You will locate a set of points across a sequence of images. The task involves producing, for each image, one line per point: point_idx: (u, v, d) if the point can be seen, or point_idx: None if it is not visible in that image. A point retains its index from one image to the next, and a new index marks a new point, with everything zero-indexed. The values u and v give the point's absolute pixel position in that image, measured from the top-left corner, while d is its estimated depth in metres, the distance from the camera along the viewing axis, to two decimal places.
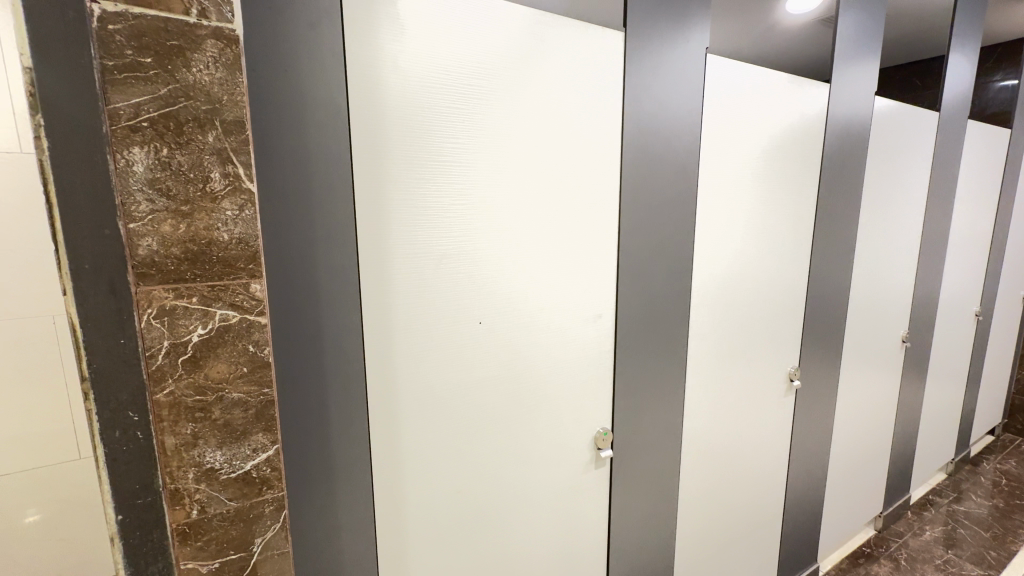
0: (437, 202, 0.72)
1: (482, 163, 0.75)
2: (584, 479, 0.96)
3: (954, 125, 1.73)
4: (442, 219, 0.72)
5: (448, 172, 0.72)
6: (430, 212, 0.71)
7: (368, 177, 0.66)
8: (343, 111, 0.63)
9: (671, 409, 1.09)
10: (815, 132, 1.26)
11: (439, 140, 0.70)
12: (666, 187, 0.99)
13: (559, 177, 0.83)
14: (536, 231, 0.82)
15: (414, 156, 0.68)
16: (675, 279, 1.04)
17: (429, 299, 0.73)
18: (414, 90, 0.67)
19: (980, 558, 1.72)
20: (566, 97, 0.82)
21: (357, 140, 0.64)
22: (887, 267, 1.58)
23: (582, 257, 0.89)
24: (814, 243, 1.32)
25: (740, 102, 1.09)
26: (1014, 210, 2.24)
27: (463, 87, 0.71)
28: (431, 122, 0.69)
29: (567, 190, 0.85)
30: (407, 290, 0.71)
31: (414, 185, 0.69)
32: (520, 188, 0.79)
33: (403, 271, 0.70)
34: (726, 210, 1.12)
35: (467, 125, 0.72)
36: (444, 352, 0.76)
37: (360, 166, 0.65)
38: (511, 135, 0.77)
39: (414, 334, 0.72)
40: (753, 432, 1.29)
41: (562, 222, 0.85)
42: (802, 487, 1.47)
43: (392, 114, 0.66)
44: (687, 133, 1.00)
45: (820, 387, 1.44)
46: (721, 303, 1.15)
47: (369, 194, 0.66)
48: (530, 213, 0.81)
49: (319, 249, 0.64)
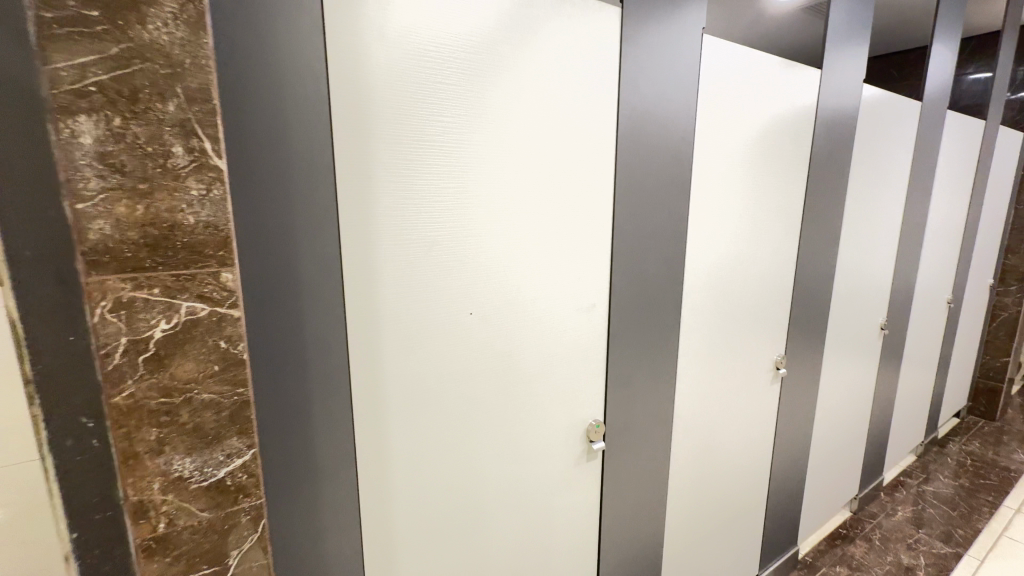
0: (427, 185, 0.67)
1: (476, 144, 0.70)
2: (576, 473, 0.94)
3: (934, 116, 1.75)
4: (434, 203, 0.68)
5: (440, 155, 0.67)
6: (420, 197, 0.67)
7: (354, 159, 0.61)
8: (322, 84, 0.58)
9: (661, 399, 1.07)
10: (805, 118, 1.24)
11: (429, 119, 0.66)
12: (661, 172, 0.96)
13: (554, 159, 0.79)
14: (528, 220, 0.78)
15: (404, 137, 0.64)
16: (667, 268, 1.02)
17: (418, 290, 0.69)
18: (404, 65, 0.62)
19: (948, 537, 1.79)
20: (562, 76, 0.78)
21: (343, 118, 0.59)
22: (869, 255, 1.60)
23: (577, 243, 0.85)
24: (802, 231, 1.31)
25: (733, 86, 1.07)
26: (986, 200, 2.29)
27: (456, 64, 0.66)
28: (421, 99, 0.64)
29: (562, 173, 0.81)
30: (395, 280, 0.67)
31: (403, 168, 0.64)
32: (515, 172, 0.75)
33: (391, 261, 0.66)
34: (718, 198, 1.10)
35: (459, 103, 0.68)
36: (432, 346, 0.71)
37: (346, 146, 0.60)
38: (505, 115, 0.73)
39: (402, 327, 0.68)
40: (739, 420, 1.30)
41: (558, 207, 0.82)
42: (785, 472, 1.49)
43: (376, 91, 0.61)
44: (682, 117, 0.97)
45: (804, 374, 1.45)
46: (710, 293, 1.14)
47: (352, 176, 0.61)
48: (525, 198, 0.77)
49: (298, 233, 0.59)
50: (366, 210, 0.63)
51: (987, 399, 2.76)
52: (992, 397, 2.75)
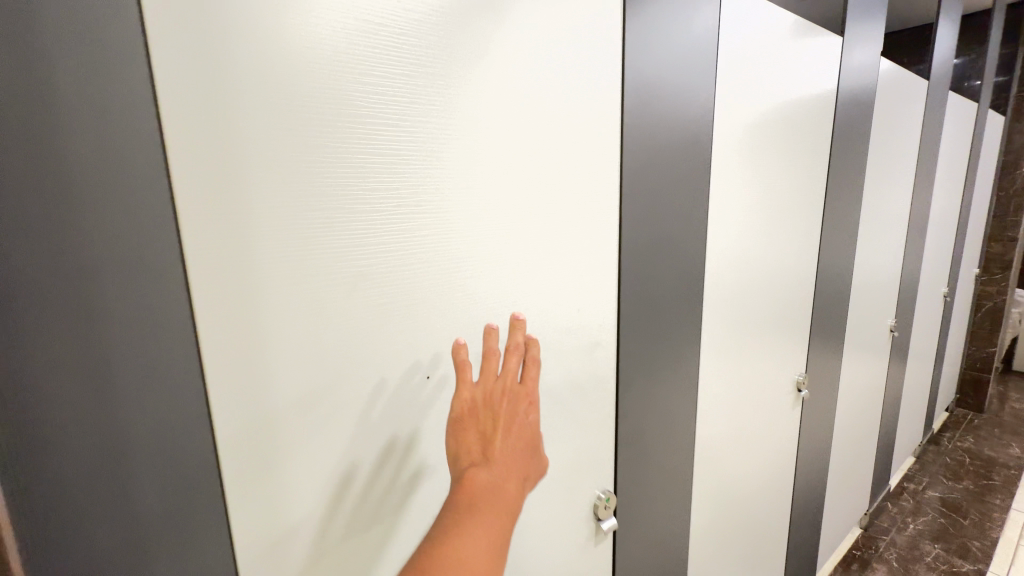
0: (352, 193, 0.44)
1: (426, 130, 0.48)
2: (581, 563, 0.71)
3: (938, 96, 1.61)
4: (362, 220, 0.45)
5: (389, 166, 0.46)
6: (365, 232, 0.46)
7: (252, 178, 0.39)
8: (177, 51, 0.35)
9: (679, 449, 0.86)
10: (825, 96, 1.05)
11: (350, 91, 0.42)
12: (677, 162, 0.74)
13: (539, 148, 0.57)
14: (522, 256, 0.58)
15: (342, 148, 0.43)
16: (683, 286, 0.80)
17: (358, 362, 0.47)
18: (331, 36, 0.41)
19: (966, 551, 1.66)
20: (545, 33, 0.55)
21: (233, 115, 0.38)
22: (881, 252, 1.43)
23: (572, 261, 0.63)
24: (823, 229, 1.12)
25: (754, 54, 0.85)
26: (976, 186, 2.19)
27: (420, 44, 0.46)
28: (334, 59, 0.41)
29: (550, 167, 0.59)
30: (320, 347, 0.44)
31: (339, 191, 0.43)
32: (485, 169, 0.53)
33: (290, 311, 0.42)
34: (738, 193, 0.89)
35: (396, 68, 0.45)
36: (380, 437, 0.49)
37: (234, 156, 0.38)
38: (467, 87, 0.50)
39: (332, 418, 0.46)
40: (760, 455, 1.10)
41: (546, 214, 0.59)
42: (804, 503, 1.31)
43: (283, 74, 0.39)
44: (700, 89, 0.75)
45: (823, 392, 1.27)
46: (731, 310, 0.93)
47: (243, 201, 0.39)
48: (500, 205, 0.55)
49: (141, 290, 0.36)
50: (276, 253, 0.41)
51: (974, 389, 2.70)
52: (978, 387, 2.69)
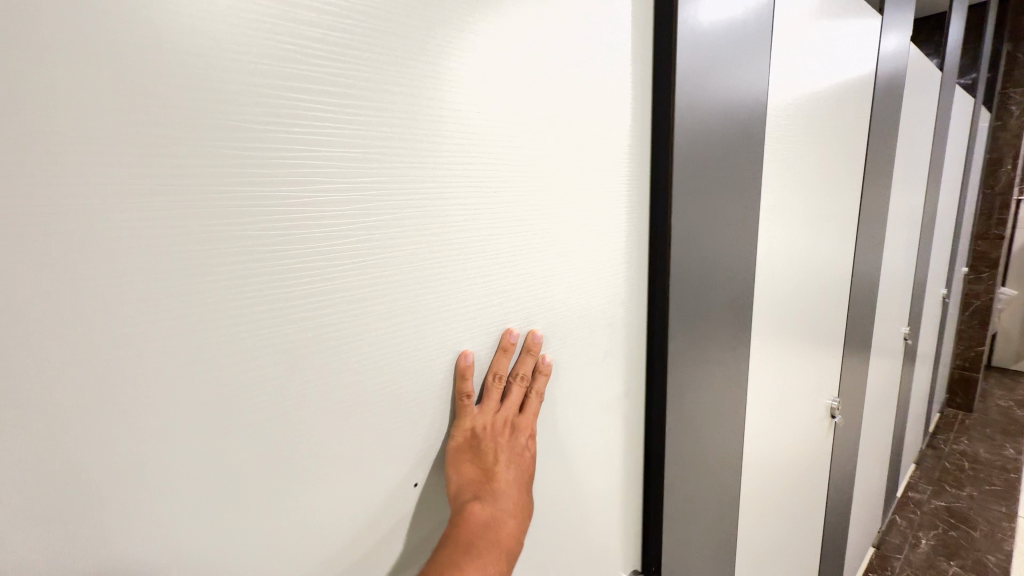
0: (289, 270, 0.31)
1: (388, 167, 0.35)
2: None
3: (948, 90, 1.52)
4: (307, 303, 0.32)
5: (340, 224, 0.33)
6: (328, 295, 0.34)
7: (128, 251, 0.26)
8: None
9: (722, 508, 0.71)
10: (864, 85, 0.92)
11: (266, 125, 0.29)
12: (729, 162, 0.59)
13: (542, 167, 0.44)
14: (532, 307, 0.46)
15: (269, 207, 0.30)
16: (731, 314, 0.65)
17: (326, 467, 0.35)
18: (224, 46, 0.27)
19: (982, 568, 1.58)
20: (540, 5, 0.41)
21: (94, 170, 0.25)
22: (901, 257, 1.33)
23: (592, 293, 0.51)
24: (859, 236, 1.00)
25: (805, 31, 0.71)
26: (971, 183, 2.14)
27: (375, 54, 0.33)
28: (231, 75, 0.27)
29: (559, 186, 0.46)
30: (258, 449, 0.32)
31: (293, 242, 0.31)
32: (474, 205, 0.40)
33: (207, 431, 0.30)
34: (788, 199, 0.74)
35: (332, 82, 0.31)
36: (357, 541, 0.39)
37: (93, 217, 0.25)
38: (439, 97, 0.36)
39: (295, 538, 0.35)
40: (797, 495, 0.96)
41: (557, 247, 0.47)
42: (831, 536, 1.19)
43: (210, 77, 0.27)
44: (754, 71, 0.60)
45: (851, 414, 1.15)
46: (777, 337, 0.78)
47: (125, 259, 0.26)
48: (499, 248, 0.42)
49: None
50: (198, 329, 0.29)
51: (965, 389, 2.68)
52: (968, 387, 2.66)
